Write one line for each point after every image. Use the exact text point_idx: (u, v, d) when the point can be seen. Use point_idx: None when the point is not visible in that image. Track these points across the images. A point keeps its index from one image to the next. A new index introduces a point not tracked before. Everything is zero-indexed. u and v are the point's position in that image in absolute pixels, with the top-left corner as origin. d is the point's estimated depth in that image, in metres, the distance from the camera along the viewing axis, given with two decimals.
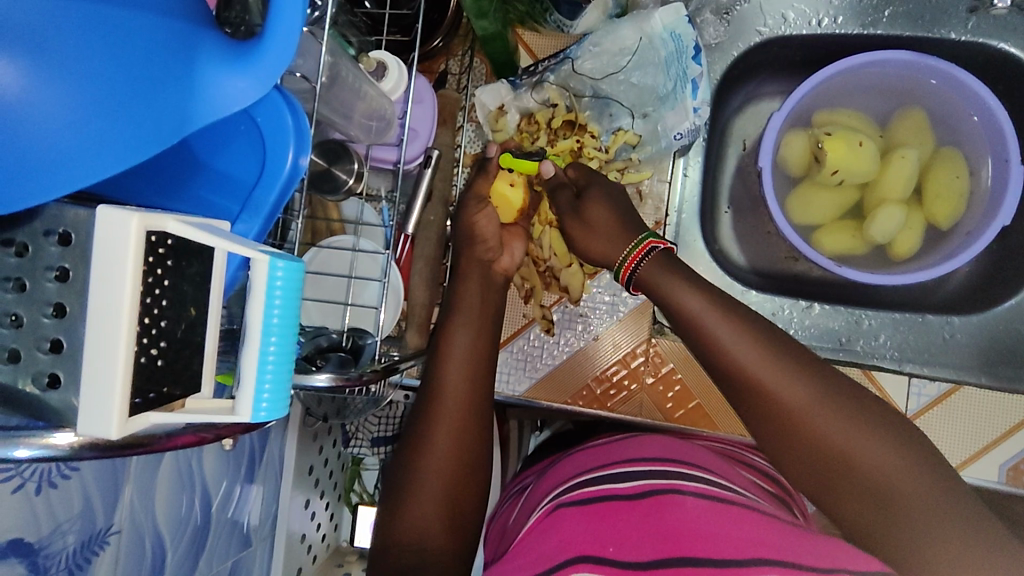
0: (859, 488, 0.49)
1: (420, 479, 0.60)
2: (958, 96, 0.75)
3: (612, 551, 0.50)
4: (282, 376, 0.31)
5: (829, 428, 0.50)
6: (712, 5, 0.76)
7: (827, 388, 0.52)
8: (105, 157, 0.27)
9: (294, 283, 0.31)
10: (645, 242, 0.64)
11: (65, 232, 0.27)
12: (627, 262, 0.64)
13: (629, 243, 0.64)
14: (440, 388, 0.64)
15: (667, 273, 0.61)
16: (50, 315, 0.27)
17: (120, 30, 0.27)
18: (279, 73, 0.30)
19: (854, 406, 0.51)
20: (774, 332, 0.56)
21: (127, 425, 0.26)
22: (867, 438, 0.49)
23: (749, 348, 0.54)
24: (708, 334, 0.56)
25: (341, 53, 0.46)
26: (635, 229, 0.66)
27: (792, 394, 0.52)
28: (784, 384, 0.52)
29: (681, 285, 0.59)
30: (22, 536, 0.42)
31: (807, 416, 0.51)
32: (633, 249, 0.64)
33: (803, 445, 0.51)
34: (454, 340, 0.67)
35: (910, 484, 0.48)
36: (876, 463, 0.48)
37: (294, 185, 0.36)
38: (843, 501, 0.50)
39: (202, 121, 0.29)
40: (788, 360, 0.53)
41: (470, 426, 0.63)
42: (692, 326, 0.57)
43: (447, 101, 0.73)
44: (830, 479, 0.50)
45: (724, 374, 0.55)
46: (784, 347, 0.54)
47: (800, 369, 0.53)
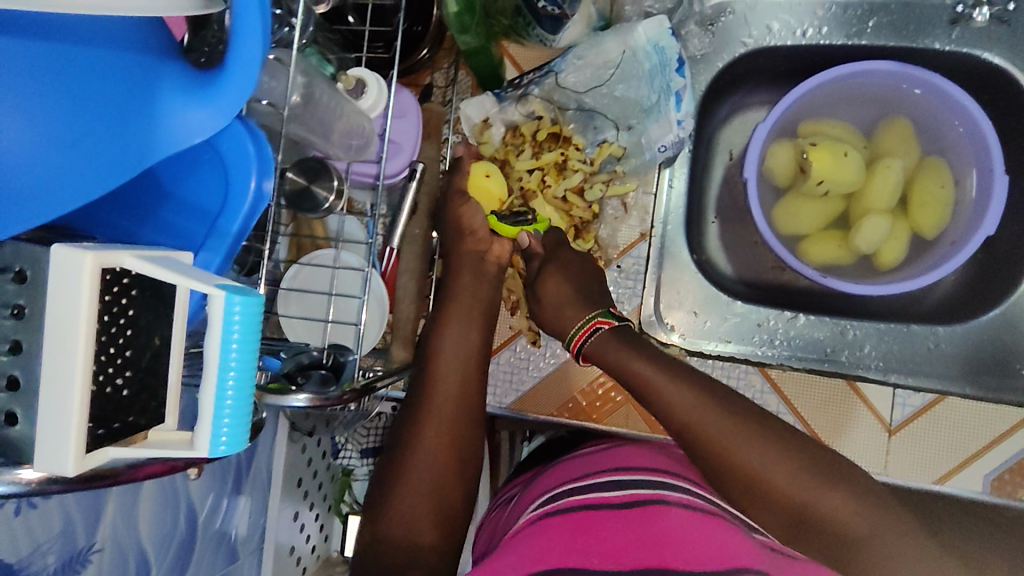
0: (817, 530, 0.55)
1: (408, 481, 0.62)
2: (942, 106, 0.75)
3: (596, 561, 0.49)
4: (242, 408, 0.31)
5: (785, 482, 0.56)
6: (696, 17, 0.76)
7: (777, 441, 0.58)
8: (70, 189, 0.27)
9: (252, 316, 0.30)
10: (592, 320, 0.69)
11: (21, 270, 0.27)
12: (575, 339, 0.70)
13: (575, 322, 0.69)
14: (429, 391, 0.65)
15: (618, 346, 0.66)
16: (6, 351, 0.27)
17: (84, 65, 0.27)
18: (239, 104, 0.29)
19: (803, 454, 0.57)
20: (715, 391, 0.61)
21: (84, 462, 0.26)
22: (819, 484, 0.55)
23: (701, 413, 0.59)
24: (665, 405, 0.61)
25: (315, 73, 0.46)
26: (588, 304, 0.70)
27: (747, 454, 0.57)
28: (738, 445, 0.57)
29: (637, 355, 0.64)
30: (2, 557, 0.42)
31: (761, 474, 0.56)
32: (580, 327, 0.69)
33: (763, 499, 0.56)
34: (443, 342, 0.68)
35: (861, 520, 0.54)
36: (831, 507, 0.54)
37: (260, 210, 0.36)
38: (807, 540, 0.56)
39: (163, 154, 0.29)
40: (737, 419, 0.59)
41: (458, 423, 0.65)
42: (649, 391, 0.62)
43: (432, 115, 0.74)
44: (793, 523, 0.56)
45: (688, 437, 0.60)
46: (732, 408, 0.60)
47: (747, 428, 0.58)
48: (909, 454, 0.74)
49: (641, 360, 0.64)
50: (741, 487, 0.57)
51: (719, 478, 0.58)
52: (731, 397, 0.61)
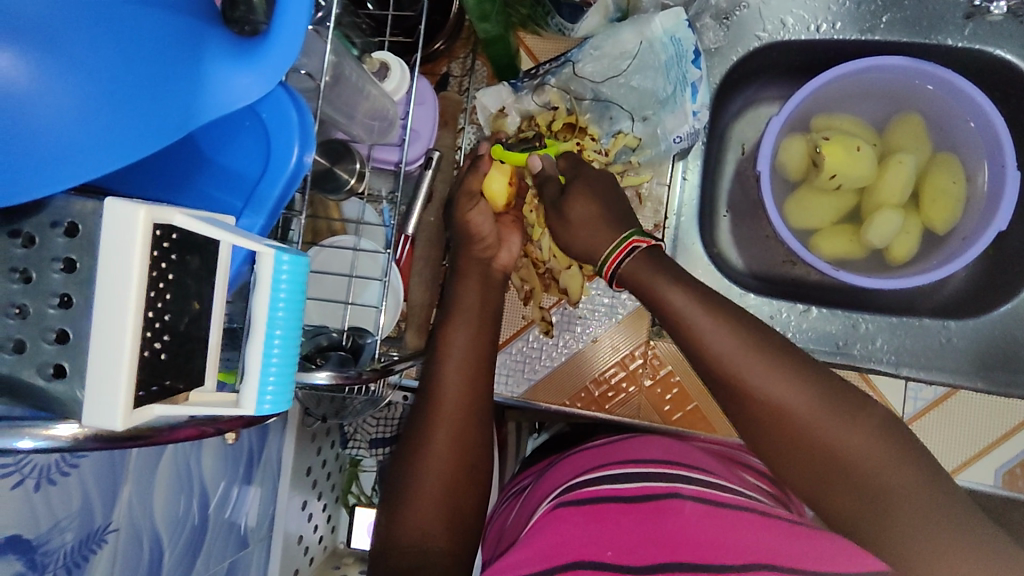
0: (846, 483, 0.51)
1: (418, 482, 0.60)
2: (956, 101, 0.75)
3: (610, 555, 0.49)
4: (287, 368, 0.31)
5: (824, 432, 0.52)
6: (712, 10, 0.76)
7: (807, 383, 0.54)
8: (114, 151, 0.27)
9: (300, 276, 0.31)
10: (628, 240, 0.64)
11: (71, 223, 0.28)
12: (611, 260, 0.65)
13: (614, 240, 0.65)
14: (438, 390, 0.64)
15: (653, 270, 0.62)
16: (55, 305, 0.27)
17: (130, 26, 0.27)
18: (284, 70, 0.30)
19: (833, 396, 0.54)
20: (758, 331, 0.57)
21: (131, 417, 0.26)
22: (846, 427, 0.52)
23: (739, 356, 0.55)
24: (695, 336, 0.57)
25: (345, 53, 0.47)
26: (621, 227, 0.66)
27: (779, 390, 0.54)
28: (772, 382, 0.54)
29: (669, 284, 0.60)
30: (21, 532, 0.42)
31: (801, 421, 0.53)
32: (616, 247, 0.64)
33: (794, 445, 0.53)
34: (452, 336, 0.67)
35: (890, 471, 0.51)
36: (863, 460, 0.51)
37: (297, 182, 0.36)
38: (835, 499, 0.52)
39: (208, 117, 0.30)
40: (786, 369, 0.55)
41: (467, 424, 0.63)
42: (687, 332, 0.58)
43: (449, 103, 0.74)
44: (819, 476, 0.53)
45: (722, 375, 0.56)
46: (780, 354, 0.56)
47: (795, 377, 0.54)
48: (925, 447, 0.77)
49: (674, 288, 0.60)
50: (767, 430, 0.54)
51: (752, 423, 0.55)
52: (770, 337, 0.57)
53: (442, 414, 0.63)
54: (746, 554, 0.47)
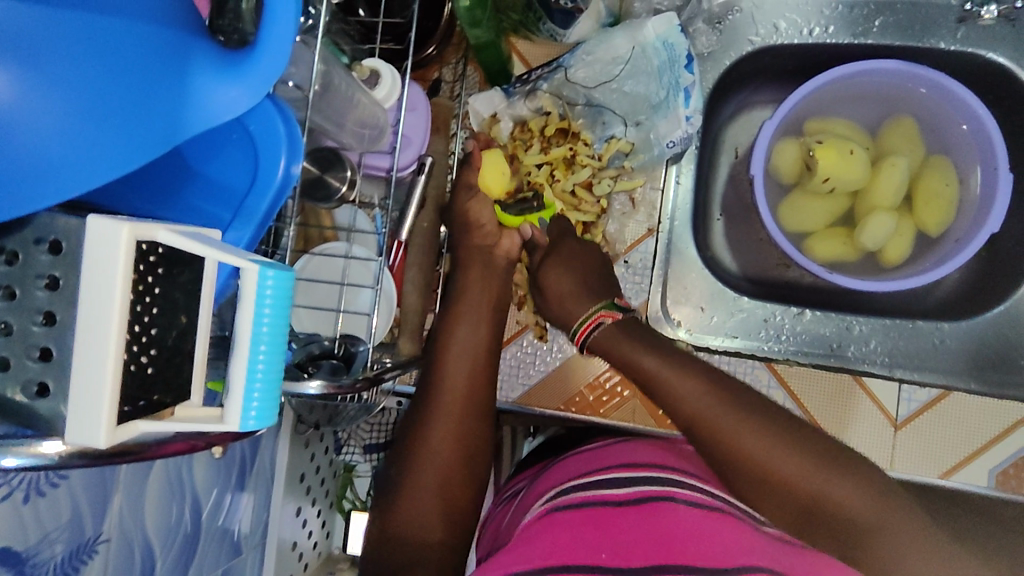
0: (829, 527, 0.54)
1: (414, 473, 0.60)
2: (948, 105, 0.76)
3: (604, 557, 0.49)
4: (272, 383, 0.31)
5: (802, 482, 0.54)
6: (705, 14, 0.76)
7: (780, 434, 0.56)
8: (98, 165, 0.27)
9: (285, 290, 0.31)
10: (595, 314, 0.68)
11: (55, 240, 0.27)
12: (582, 330, 0.69)
13: (580, 314, 0.69)
14: (439, 379, 0.64)
15: (624, 338, 0.66)
16: (39, 323, 0.27)
17: (115, 39, 0.27)
18: (272, 82, 0.30)
19: (808, 445, 0.56)
20: (727, 386, 0.60)
21: (114, 434, 0.26)
22: (814, 465, 0.54)
23: (714, 414, 0.58)
24: (672, 400, 0.60)
25: (334, 61, 0.47)
26: (592, 297, 0.70)
27: (745, 439, 0.56)
28: (737, 431, 0.56)
29: (638, 347, 0.64)
30: (10, 545, 0.42)
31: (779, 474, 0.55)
32: (583, 320, 0.69)
33: (778, 494, 0.55)
34: (454, 335, 0.66)
35: (862, 503, 0.53)
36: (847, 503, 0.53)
37: (285, 193, 0.36)
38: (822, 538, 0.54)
39: (194, 129, 0.29)
40: (760, 423, 0.57)
41: (467, 420, 0.63)
42: (662, 391, 0.61)
43: (440, 109, 0.74)
44: (796, 515, 0.55)
45: (691, 427, 0.59)
46: (750, 408, 0.58)
47: (770, 430, 0.57)
48: (918, 448, 0.77)
49: (640, 350, 0.64)
50: (738, 479, 0.56)
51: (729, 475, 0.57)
52: (740, 391, 0.60)
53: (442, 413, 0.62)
54: (738, 555, 0.48)
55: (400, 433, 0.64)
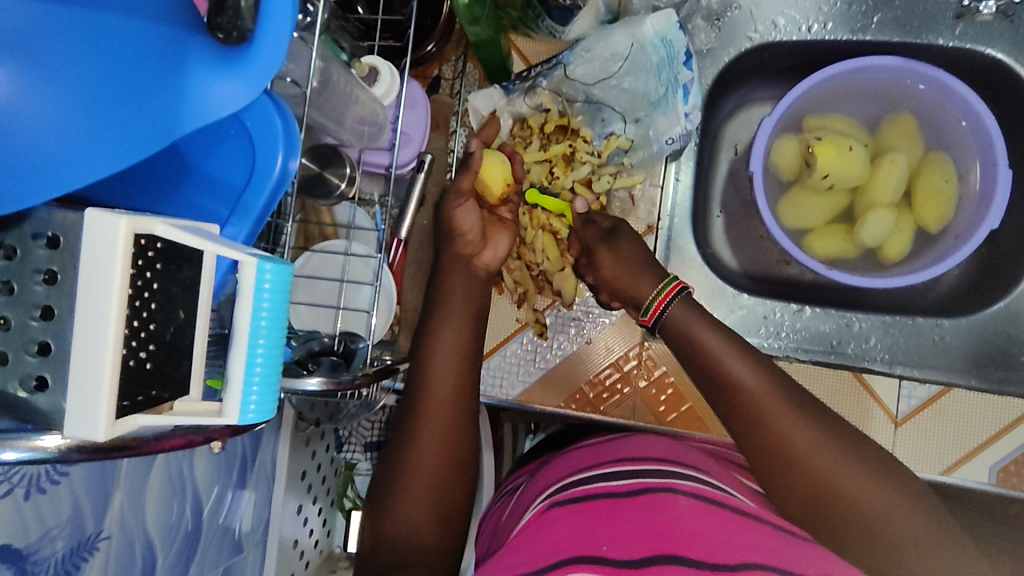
0: (853, 526, 0.54)
1: (406, 475, 0.60)
2: (947, 101, 0.76)
3: (606, 550, 0.49)
4: (271, 374, 0.31)
5: (837, 475, 0.55)
6: (703, 11, 0.76)
7: (824, 428, 0.58)
8: (96, 160, 0.27)
9: (283, 283, 0.31)
10: (676, 281, 0.67)
11: (54, 235, 0.27)
12: (659, 300, 0.67)
13: (659, 282, 0.68)
14: (426, 383, 0.63)
15: (690, 317, 0.65)
16: (37, 317, 0.27)
17: (112, 36, 0.27)
18: (269, 77, 0.30)
19: (848, 445, 0.57)
20: (780, 375, 0.62)
21: (113, 428, 0.26)
22: (843, 463, 0.56)
23: (764, 396, 0.59)
24: (725, 379, 0.61)
25: (332, 58, 0.47)
26: (658, 270, 0.70)
27: (784, 422, 0.58)
28: (778, 413, 0.58)
29: (699, 323, 0.64)
30: (11, 542, 0.42)
31: (815, 463, 0.56)
32: (662, 288, 0.67)
33: (807, 484, 0.56)
34: (440, 332, 0.66)
35: (884, 507, 0.54)
36: (874, 504, 0.54)
37: (282, 189, 0.36)
38: (840, 537, 0.55)
39: (191, 124, 0.29)
40: (807, 414, 0.59)
41: (456, 421, 0.63)
42: (715, 369, 0.62)
43: (441, 106, 0.76)
44: (815, 508, 0.56)
45: (732, 403, 0.61)
46: (799, 398, 0.60)
47: (814, 423, 0.58)
48: (917, 445, 0.77)
49: (700, 324, 0.64)
50: (768, 458, 0.58)
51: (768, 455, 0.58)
52: (791, 383, 0.62)
53: (430, 410, 0.62)
54: (739, 551, 0.48)
55: (391, 430, 0.64)
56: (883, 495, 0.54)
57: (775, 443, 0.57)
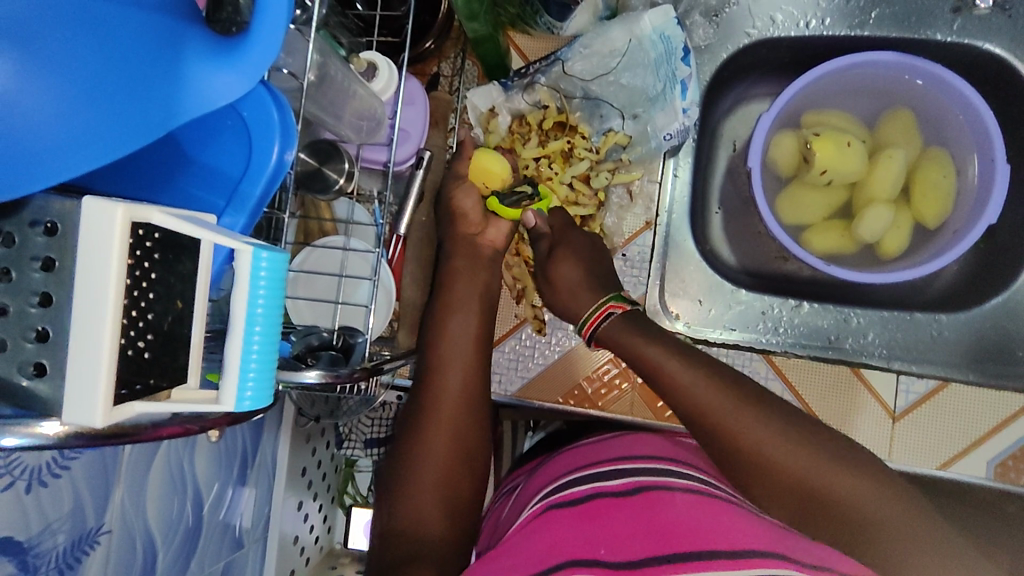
0: (824, 513, 0.55)
1: (415, 470, 0.60)
2: (944, 95, 0.76)
3: (603, 552, 0.49)
4: (267, 363, 0.32)
5: (794, 466, 0.56)
6: (701, 7, 0.77)
7: (775, 421, 0.59)
8: (94, 150, 0.27)
9: (279, 272, 0.31)
10: (604, 306, 0.70)
11: (51, 223, 0.28)
12: (589, 324, 0.70)
13: (591, 305, 0.71)
14: (435, 378, 0.65)
15: (627, 330, 0.67)
16: (36, 304, 0.27)
17: (108, 27, 0.27)
18: (264, 68, 0.30)
19: (803, 434, 0.58)
20: (724, 373, 0.63)
21: (111, 414, 0.26)
22: (822, 461, 0.56)
23: (708, 397, 0.61)
24: (671, 384, 0.62)
25: (331, 53, 0.47)
26: (602, 289, 0.72)
27: (751, 432, 0.58)
28: (744, 425, 0.58)
29: (639, 338, 0.66)
30: (12, 534, 0.42)
31: (770, 455, 0.57)
32: (593, 311, 0.70)
33: (769, 477, 0.57)
34: (447, 329, 0.68)
35: (872, 501, 0.54)
36: (839, 489, 0.55)
37: (280, 179, 0.37)
38: (815, 525, 0.55)
39: (189, 116, 0.30)
40: (755, 409, 0.60)
41: (462, 414, 0.63)
42: (659, 375, 0.63)
43: (438, 103, 0.75)
44: (805, 507, 0.56)
45: (690, 412, 0.61)
46: (747, 393, 0.61)
47: (766, 416, 0.59)
48: (917, 441, 0.77)
49: (652, 343, 0.65)
50: (745, 470, 0.58)
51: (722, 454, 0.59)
52: (735, 379, 0.62)
53: (437, 405, 0.63)
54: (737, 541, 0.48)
55: (400, 428, 0.64)
56: (844, 480, 0.55)
57: (725, 442, 0.59)
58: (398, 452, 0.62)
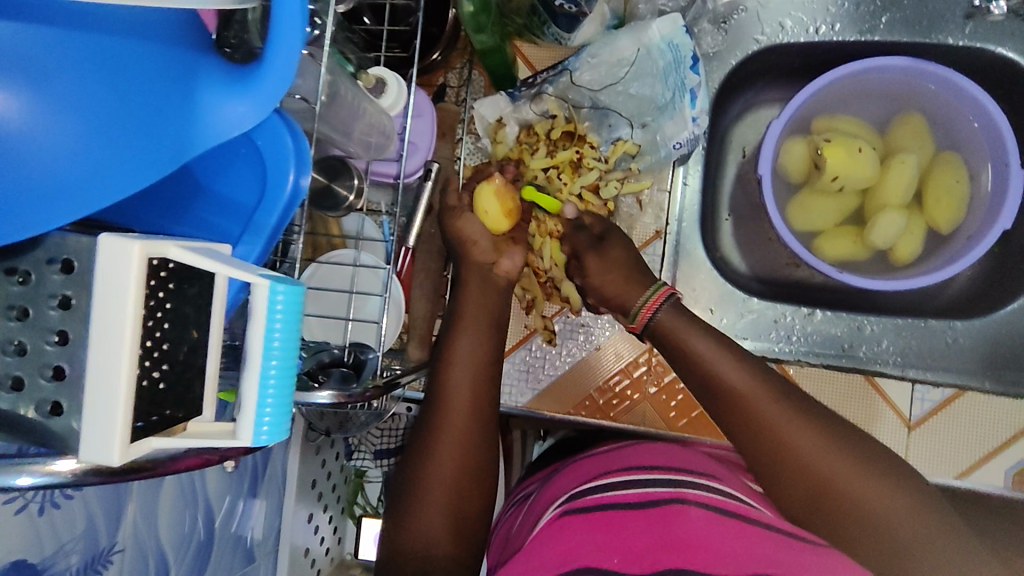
0: (861, 526, 0.54)
1: (423, 487, 0.60)
2: (958, 101, 0.75)
3: (616, 562, 0.49)
4: (284, 397, 0.31)
5: (837, 474, 0.55)
6: (710, 14, 0.76)
7: (821, 428, 0.58)
8: (110, 186, 0.27)
9: (296, 304, 0.31)
10: (665, 286, 0.68)
11: (67, 260, 0.27)
12: (647, 307, 0.68)
13: (649, 288, 0.69)
14: (443, 396, 0.64)
15: (681, 320, 0.66)
16: (53, 342, 0.27)
17: (124, 59, 0.27)
18: (278, 98, 0.30)
19: (847, 444, 0.57)
20: (769, 373, 0.62)
21: (128, 451, 0.26)
22: (854, 468, 0.55)
23: (758, 396, 0.59)
24: (720, 381, 0.61)
25: (340, 71, 0.47)
26: (647, 280, 0.71)
27: (791, 429, 0.57)
28: (784, 420, 0.58)
29: (697, 332, 0.64)
30: (26, 557, 0.42)
31: (813, 461, 0.55)
32: (652, 294, 0.68)
33: (809, 486, 0.55)
34: (457, 346, 0.67)
35: (909, 519, 0.53)
36: (879, 504, 0.54)
37: (293, 209, 0.36)
38: (846, 537, 0.54)
39: (202, 146, 0.29)
40: (803, 414, 0.58)
41: (474, 434, 0.63)
42: (705, 371, 0.62)
43: (447, 114, 0.74)
44: (828, 516, 0.55)
45: (736, 411, 0.60)
46: (793, 398, 0.60)
47: (811, 424, 0.58)
48: (931, 450, 0.76)
49: (703, 337, 0.63)
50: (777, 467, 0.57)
51: (766, 456, 0.57)
52: (783, 380, 0.61)
53: (448, 421, 0.62)
54: (752, 564, 0.48)
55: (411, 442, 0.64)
56: (886, 496, 0.54)
57: (770, 441, 0.57)
58: (408, 468, 0.62)
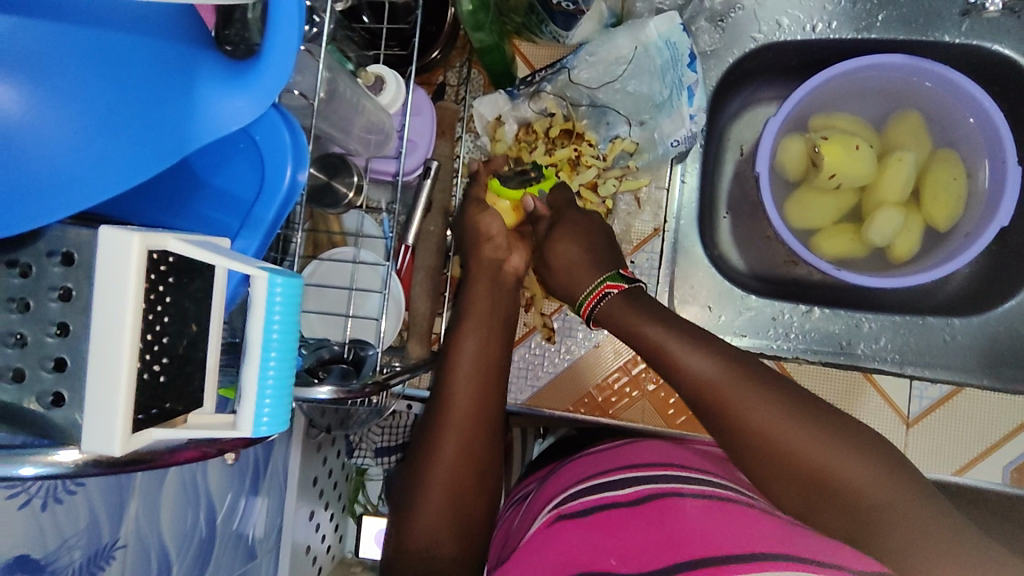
0: (838, 504, 0.52)
1: (425, 486, 0.60)
2: (955, 98, 0.75)
3: (614, 563, 0.49)
4: (283, 389, 0.31)
5: (807, 452, 0.53)
6: (707, 13, 0.76)
7: (789, 407, 0.56)
8: (109, 180, 0.27)
9: (294, 296, 0.31)
10: (601, 285, 0.67)
11: (67, 252, 0.28)
12: (588, 301, 0.68)
13: (587, 286, 0.69)
14: (448, 395, 0.64)
15: (627, 307, 0.66)
16: (53, 334, 0.27)
17: (123, 54, 0.27)
18: (276, 92, 0.30)
19: (818, 420, 0.55)
20: (733, 354, 0.60)
21: (129, 442, 0.26)
22: (825, 444, 0.53)
23: (718, 380, 0.58)
24: (679, 368, 0.60)
25: (339, 68, 0.47)
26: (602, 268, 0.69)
27: (755, 411, 0.55)
28: (746, 403, 0.56)
29: (648, 320, 0.63)
30: (28, 552, 0.42)
31: (780, 441, 0.54)
32: (592, 289, 0.68)
33: (781, 467, 0.54)
34: (463, 345, 0.67)
35: (884, 492, 0.51)
36: (852, 478, 0.52)
37: (293, 201, 0.37)
38: (826, 516, 0.53)
39: (201, 140, 0.29)
40: (770, 394, 0.57)
41: (478, 433, 0.63)
42: (664, 358, 0.61)
43: (445, 113, 0.73)
44: (805, 496, 0.53)
45: (698, 397, 0.59)
46: (759, 378, 0.58)
47: (778, 402, 0.56)
48: (930, 447, 0.76)
49: (655, 325, 0.63)
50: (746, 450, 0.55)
51: (733, 440, 0.56)
52: (746, 361, 0.60)
53: (452, 420, 0.62)
54: (749, 542, 0.47)
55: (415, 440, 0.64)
56: (861, 470, 0.52)
57: (734, 426, 0.56)
58: (412, 466, 0.62)
